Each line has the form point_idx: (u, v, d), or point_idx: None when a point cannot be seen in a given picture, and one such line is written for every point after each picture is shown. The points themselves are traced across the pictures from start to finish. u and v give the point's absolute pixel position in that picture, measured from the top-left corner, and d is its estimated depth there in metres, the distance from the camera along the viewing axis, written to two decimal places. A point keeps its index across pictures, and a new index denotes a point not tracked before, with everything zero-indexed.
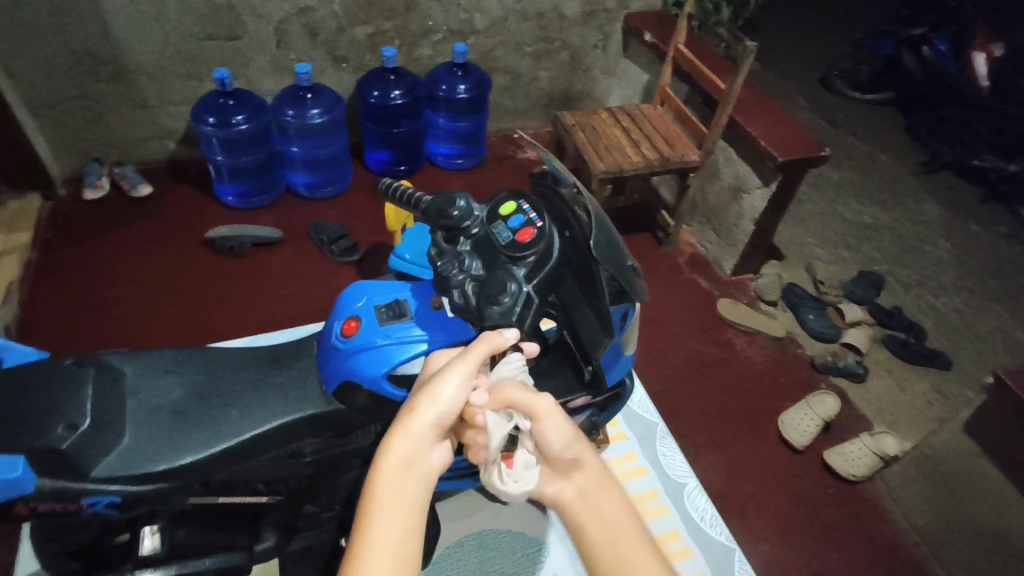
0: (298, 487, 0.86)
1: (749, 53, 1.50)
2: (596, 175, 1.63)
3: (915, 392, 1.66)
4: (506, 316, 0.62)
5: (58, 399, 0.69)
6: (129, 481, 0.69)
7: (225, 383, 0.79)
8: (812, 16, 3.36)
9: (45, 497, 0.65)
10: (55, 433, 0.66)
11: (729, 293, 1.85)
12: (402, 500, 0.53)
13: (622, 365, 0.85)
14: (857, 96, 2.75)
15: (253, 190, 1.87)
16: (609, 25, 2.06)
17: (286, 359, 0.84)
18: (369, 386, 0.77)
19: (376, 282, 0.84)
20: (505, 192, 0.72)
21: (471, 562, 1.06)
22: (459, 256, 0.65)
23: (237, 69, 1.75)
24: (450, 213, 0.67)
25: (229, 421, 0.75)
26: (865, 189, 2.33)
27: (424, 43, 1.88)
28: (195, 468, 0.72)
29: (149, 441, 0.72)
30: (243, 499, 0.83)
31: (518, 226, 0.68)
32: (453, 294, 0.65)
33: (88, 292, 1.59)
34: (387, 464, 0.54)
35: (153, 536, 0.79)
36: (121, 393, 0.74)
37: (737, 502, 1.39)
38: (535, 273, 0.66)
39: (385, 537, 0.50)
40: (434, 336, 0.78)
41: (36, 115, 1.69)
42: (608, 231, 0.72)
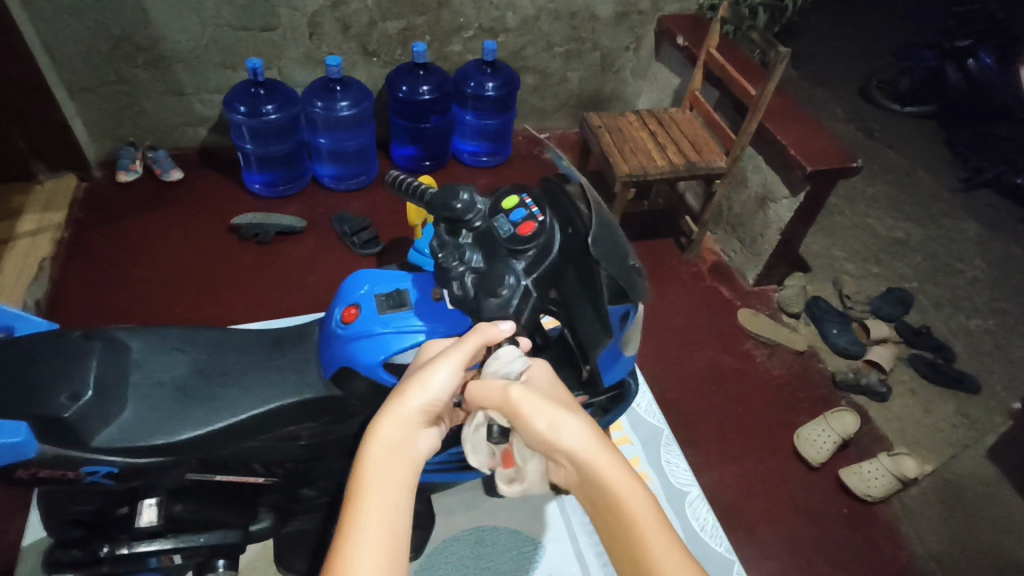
0: (294, 470, 0.88)
1: (783, 58, 1.47)
2: (619, 177, 1.61)
3: (940, 414, 1.60)
4: (504, 308, 0.64)
5: (63, 367, 0.69)
6: (128, 453, 0.70)
7: (227, 362, 0.81)
8: (855, 25, 3.28)
9: (47, 463, 0.66)
10: (58, 401, 0.66)
11: (751, 304, 1.82)
12: (391, 481, 0.53)
13: (621, 366, 0.84)
14: (896, 109, 2.67)
15: (280, 178, 1.90)
16: (642, 28, 2.04)
17: (288, 345, 0.86)
18: (366, 373, 0.79)
19: (378, 271, 0.85)
20: (509, 185, 0.71)
21: (466, 557, 1.06)
22: (460, 248, 0.66)
23: (270, 60, 1.78)
24: (452, 205, 0.66)
25: (229, 400, 0.76)
26: (900, 204, 2.26)
27: (455, 40, 1.88)
28: (193, 445, 0.73)
29: (148, 416, 0.73)
30: (240, 479, 0.84)
31: (519, 220, 0.67)
32: (453, 285, 0.65)
33: (115, 271, 1.63)
34: (376, 447, 0.54)
35: (151, 510, 0.79)
36: (125, 367, 0.75)
37: (747, 516, 1.36)
38: (534, 267, 0.66)
39: (374, 516, 0.51)
40: (432, 328, 0.79)
41: (76, 98, 1.74)
42: (612, 227, 0.70)
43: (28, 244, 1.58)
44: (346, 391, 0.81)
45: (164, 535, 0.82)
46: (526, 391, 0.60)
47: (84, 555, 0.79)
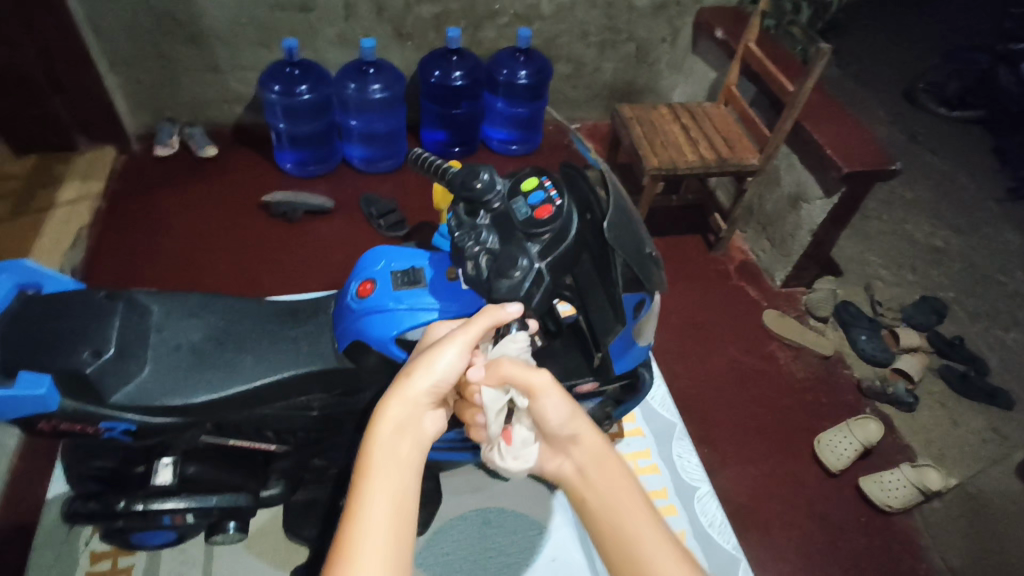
0: (305, 440, 0.89)
1: (823, 55, 1.43)
2: (647, 171, 1.59)
3: (969, 428, 1.56)
4: (515, 291, 0.64)
5: (87, 326, 0.71)
6: (144, 411, 0.72)
7: (243, 330, 0.82)
8: (903, 24, 3.17)
9: (67, 417, 0.68)
10: (80, 357, 0.69)
11: (777, 305, 1.78)
12: (399, 461, 0.53)
13: (632, 355, 0.83)
14: (942, 112, 2.58)
15: (311, 158, 1.92)
16: (680, 19, 2.00)
17: (303, 315, 0.87)
18: (377, 347, 0.79)
19: (395, 248, 0.86)
20: (529, 168, 0.72)
21: (472, 537, 1.06)
22: (476, 228, 0.66)
23: (305, 40, 1.80)
24: (472, 185, 0.66)
25: (243, 367, 0.78)
26: (940, 211, 2.19)
27: (489, 26, 1.88)
28: (208, 407, 0.75)
29: (165, 377, 0.75)
30: (251, 445, 0.86)
31: (537, 203, 0.68)
32: (467, 265, 0.66)
33: (146, 241, 1.68)
34: (383, 427, 0.55)
35: (166, 469, 0.81)
36: (146, 328, 0.77)
37: (760, 518, 1.34)
38: (549, 250, 0.67)
39: (381, 496, 0.51)
40: (445, 306, 0.79)
41: (117, 72, 1.78)
42: (629, 216, 0.70)
43: (67, 212, 1.63)
44: (361, 365, 0.82)
45: (178, 494, 0.82)
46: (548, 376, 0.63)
47: (100, 509, 0.80)
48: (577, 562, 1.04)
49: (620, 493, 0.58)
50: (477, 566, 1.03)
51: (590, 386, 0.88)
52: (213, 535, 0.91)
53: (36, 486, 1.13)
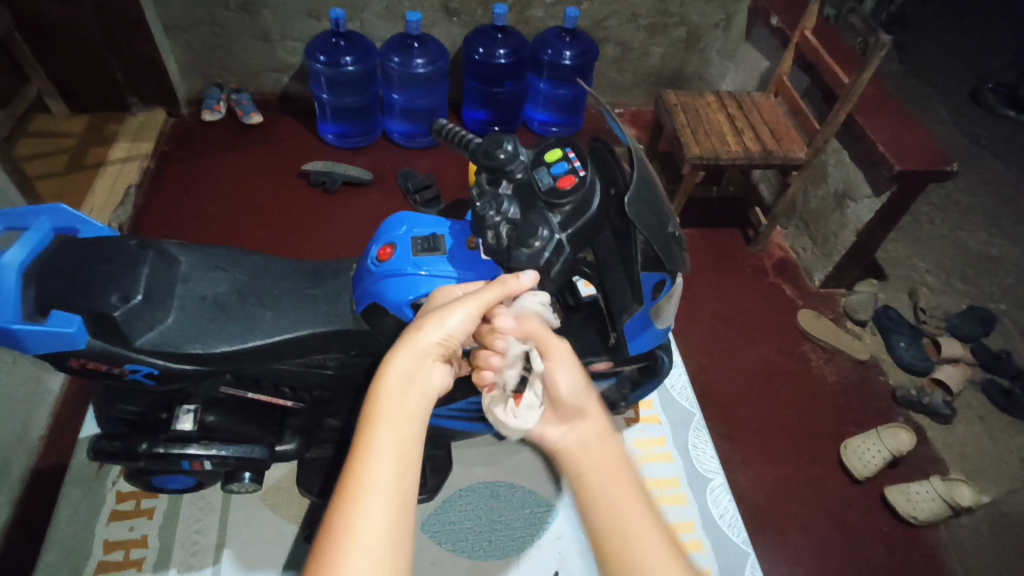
0: (320, 398, 0.94)
1: (882, 46, 1.36)
2: (688, 159, 1.55)
3: (1009, 446, 1.49)
4: (534, 260, 0.65)
5: (119, 272, 0.74)
6: (168, 357, 0.75)
7: (265, 288, 0.84)
8: (976, 20, 3.01)
9: (94, 356, 0.71)
10: (108, 302, 0.71)
11: (814, 305, 1.73)
12: (405, 410, 0.54)
13: (649, 336, 0.79)
14: (1010, 115, 2.45)
15: (352, 130, 1.94)
16: (735, 5, 1.94)
17: (326, 277, 0.89)
18: (393, 311, 0.80)
19: (416, 215, 0.87)
20: (554, 139, 0.72)
21: (480, 508, 1.07)
22: (498, 198, 0.66)
23: (353, 12, 1.81)
24: (495, 155, 0.68)
25: (264, 322, 0.80)
26: (999, 218, 2.09)
27: (537, 4, 1.85)
28: (228, 357, 0.77)
29: (190, 326, 0.77)
30: (269, 399, 0.90)
31: (560, 173, 0.68)
32: (487, 235, 0.66)
33: (189, 202, 1.73)
34: (391, 375, 0.55)
35: (188, 416, 0.84)
36: (173, 278, 0.79)
37: (778, 519, 1.32)
38: (570, 223, 0.67)
39: (389, 439, 0.51)
40: (462, 275, 0.81)
41: (171, 36, 1.83)
42: (655, 189, 0.68)
43: (118, 169, 1.70)
44: (378, 328, 0.82)
45: (198, 441, 0.85)
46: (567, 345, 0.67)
47: (123, 449, 0.84)
48: (582, 541, 1.04)
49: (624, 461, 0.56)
50: (483, 537, 1.04)
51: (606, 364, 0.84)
52: (228, 484, 0.92)
53: (74, 429, 1.19)
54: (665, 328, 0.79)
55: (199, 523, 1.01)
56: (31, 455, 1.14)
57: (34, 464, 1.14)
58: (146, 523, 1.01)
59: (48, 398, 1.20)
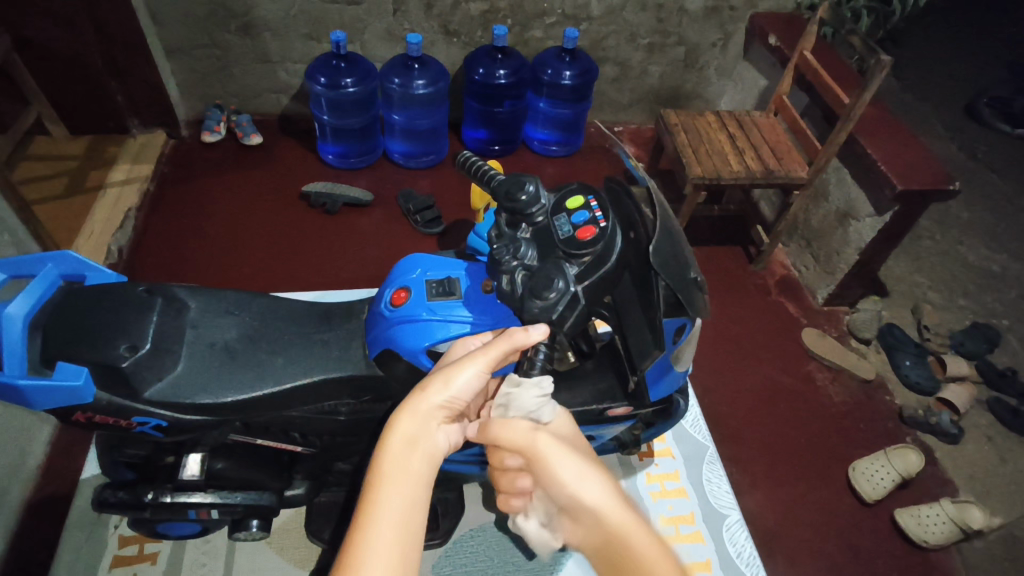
0: (331, 443, 0.91)
1: (883, 67, 1.36)
2: (690, 179, 1.55)
3: (1018, 465, 1.48)
4: (547, 312, 0.63)
5: (127, 320, 0.73)
6: (175, 409, 0.73)
7: (275, 333, 0.83)
8: (969, 36, 3.04)
9: (102, 409, 0.70)
10: (116, 352, 0.70)
11: (818, 324, 1.73)
12: (408, 472, 0.56)
13: (668, 382, 0.79)
14: (1006, 130, 2.47)
15: (352, 151, 1.94)
16: (732, 24, 1.95)
17: (337, 319, 0.88)
18: (408, 357, 0.79)
19: (430, 257, 0.86)
20: (576, 185, 0.72)
21: (491, 550, 1.06)
22: (516, 242, 0.66)
23: (354, 33, 1.81)
24: (517, 197, 0.68)
25: (274, 368, 0.79)
26: (998, 233, 2.09)
27: (537, 25, 1.86)
28: (236, 406, 0.76)
29: (199, 374, 0.76)
30: (279, 445, 0.87)
31: (580, 222, 0.68)
32: (503, 279, 0.66)
33: (191, 227, 1.71)
34: (394, 439, 0.58)
35: (196, 464, 0.82)
36: (182, 324, 0.78)
37: (788, 544, 1.30)
38: (588, 273, 0.66)
39: (390, 508, 0.53)
40: (479, 320, 0.80)
41: (172, 59, 1.83)
42: (676, 237, 0.68)
43: (116, 193, 1.69)
44: (388, 372, 0.82)
45: (204, 489, 0.84)
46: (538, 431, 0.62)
47: (129, 499, 0.82)
48: None
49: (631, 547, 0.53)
50: None
51: (621, 411, 0.87)
52: (236, 531, 0.91)
53: (74, 458, 1.17)
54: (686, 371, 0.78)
55: (203, 568, 0.99)
56: (28, 487, 1.11)
57: (33, 496, 1.11)
58: (149, 569, 0.99)
59: (46, 429, 1.18)
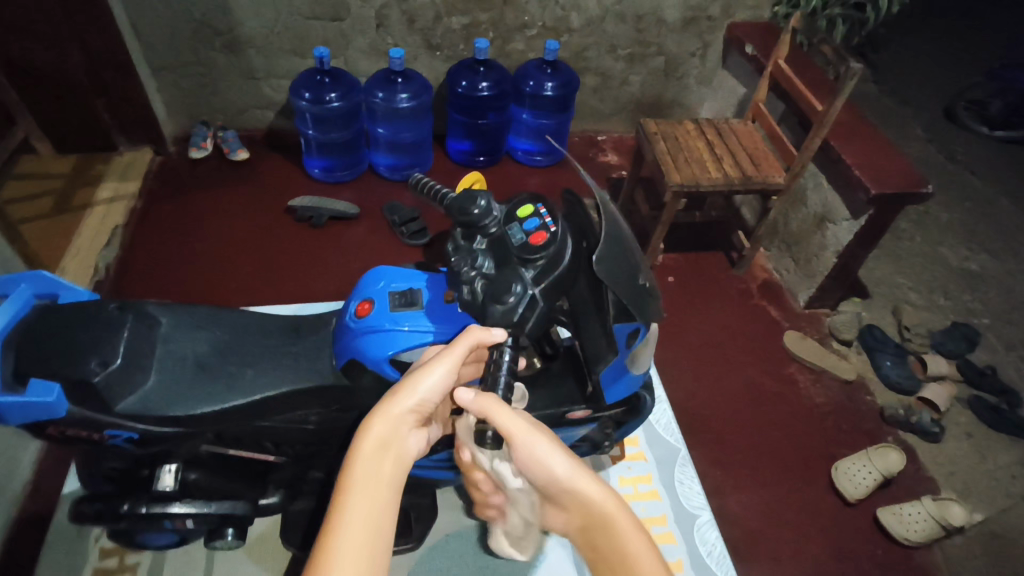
0: (301, 452, 0.92)
1: (854, 74, 1.40)
2: (669, 187, 1.58)
3: (998, 462, 1.51)
4: (507, 316, 0.64)
5: (100, 337, 0.74)
6: (148, 422, 0.75)
7: (247, 347, 0.85)
8: (947, 40, 3.10)
9: (74, 423, 0.71)
10: (88, 367, 0.71)
11: (800, 327, 1.75)
12: (378, 475, 0.58)
13: (626, 384, 0.83)
14: (984, 131, 2.51)
15: (338, 165, 1.96)
16: (711, 34, 1.99)
17: (305, 332, 0.91)
18: (372, 367, 0.81)
19: (395, 268, 0.89)
20: (525, 194, 0.72)
21: (465, 555, 1.07)
22: (473, 253, 0.68)
23: (337, 49, 1.84)
24: (469, 211, 0.68)
25: (245, 379, 0.81)
26: (978, 234, 2.13)
27: (517, 38, 1.89)
28: (210, 418, 0.77)
29: (170, 387, 0.77)
30: (251, 455, 0.90)
31: (532, 229, 0.68)
32: (462, 289, 0.67)
33: (178, 241, 1.73)
34: (366, 443, 0.60)
35: (171, 474, 0.83)
36: (153, 338, 0.79)
37: (772, 545, 1.32)
38: (543, 276, 0.67)
39: (360, 508, 0.55)
40: (440, 329, 0.82)
41: (157, 77, 1.85)
42: (626, 241, 0.69)
43: (104, 211, 1.70)
44: (365, 383, 0.84)
45: (181, 498, 0.84)
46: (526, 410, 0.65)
47: (106, 509, 0.83)
48: None
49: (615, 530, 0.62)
50: None
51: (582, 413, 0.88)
52: (212, 540, 0.92)
53: (60, 474, 1.17)
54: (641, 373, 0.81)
55: None
56: None
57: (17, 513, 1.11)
58: None
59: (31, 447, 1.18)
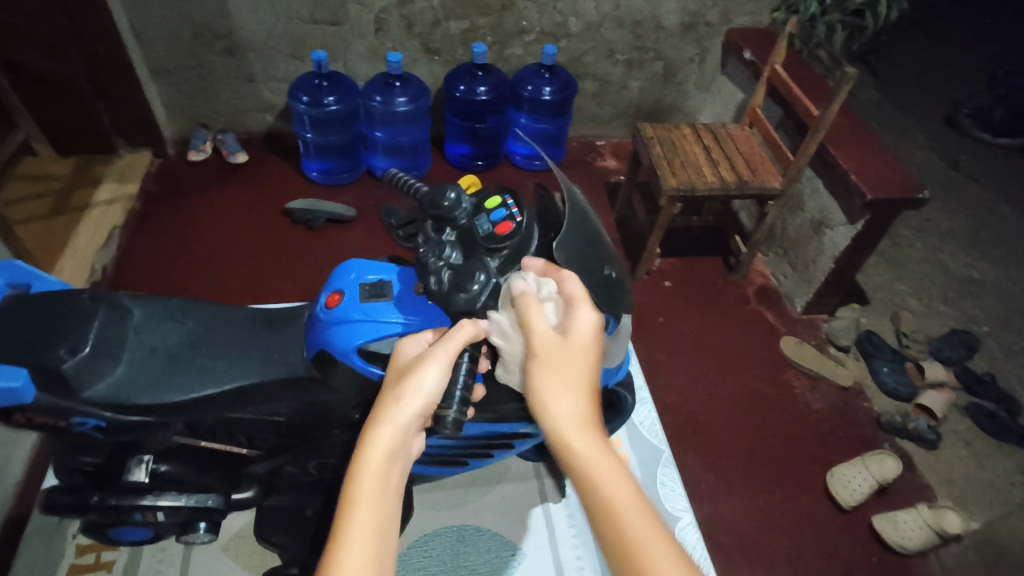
0: (276, 446, 0.91)
1: (849, 79, 1.39)
2: (664, 191, 1.58)
3: (996, 470, 1.49)
4: (471, 303, 0.67)
5: (69, 325, 0.74)
6: (116, 410, 0.75)
7: (218, 338, 0.86)
8: (949, 48, 3.09)
9: (41, 409, 0.71)
10: (56, 354, 0.71)
11: (797, 332, 1.74)
12: (386, 486, 0.58)
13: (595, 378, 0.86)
14: (987, 139, 2.50)
15: (337, 167, 1.97)
16: (709, 39, 1.99)
17: (279, 324, 0.91)
18: (341, 358, 0.82)
19: (368, 261, 0.88)
20: (494, 186, 0.75)
21: (444, 554, 1.07)
22: (440, 245, 0.71)
23: (336, 53, 1.84)
24: (440, 204, 0.70)
25: (214, 371, 0.82)
26: (979, 241, 2.11)
27: (516, 43, 1.90)
28: (180, 407, 0.78)
29: (139, 377, 0.78)
30: (224, 448, 0.88)
31: (498, 220, 0.71)
32: (429, 279, 0.70)
33: (172, 240, 1.74)
34: (373, 453, 0.59)
35: (144, 467, 0.82)
36: (125, 329, 0.80)
37: (765, 551, 1.30)
38: (509, 265, 0.71)
39: (366, 520, 0.56)
40: (408, 321, 0.81)
41: (157, 80, 1.86)
42: (593, 232, 0.72)
43: (102, 212, 1.71)
44: (345, 378, 0.84)
45: (151, 491, 0.84)
46: (585, 347, 0.65)
47: (74, 501, 0.84)
48: None
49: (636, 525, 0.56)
50: None
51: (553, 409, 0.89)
52: (184, 534, 0.91)
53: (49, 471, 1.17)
54: (615, 367, 0.85)
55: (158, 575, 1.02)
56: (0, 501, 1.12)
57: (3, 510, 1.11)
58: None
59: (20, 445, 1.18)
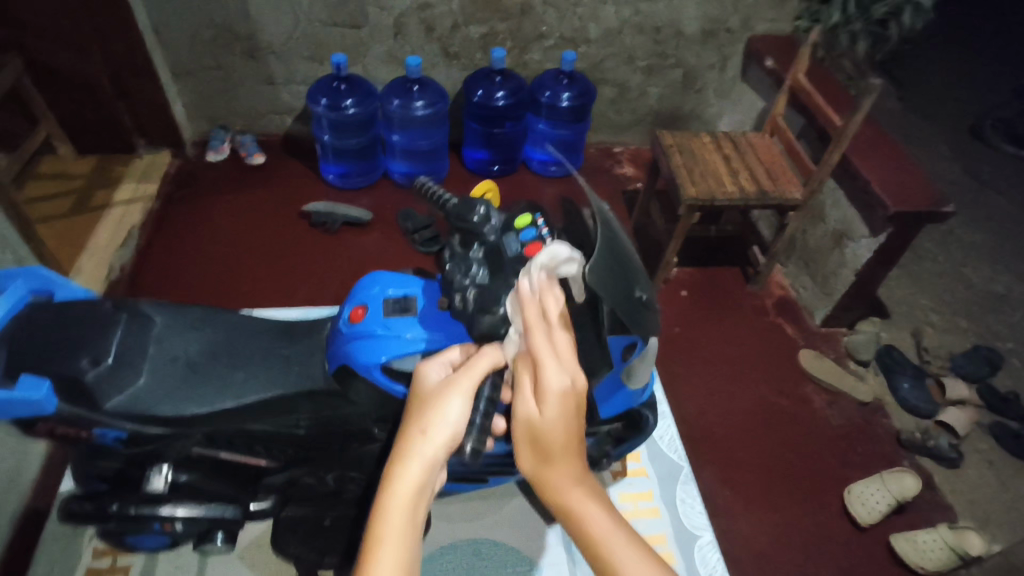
0: (294, 456, 0.92)
1: (873, 90, 1.37)
2: (684, 201, 1.56)
3: (1020, 491, 1.45)
4: (495, 327, 0.71)
5: (91, 335, 0.75)
6: (137, 420, 0.75)
7: (237, 346, 0.86)
8: (972, 57, 3.05)
9: (60, 420, 0.72)
10: (78, 364, 0.73)
11: (816, 345, 1.71)
12: (412, 522, 0.57)
13: (622, 398, 0.87)
14: (1011, 151, 2.46)
15: (355, 170, 1.97)
16: (730, 47, 1.97)
17: (299, 335, 0.92)
18: (363, 372, 0.81)
19: (390, 274, 0.89)
20: (525, 204, 0.76)
21: (459, 568, 1.06)
22: (467, 262, 0.74)
23: (356, 56, 1.85)
24: (467, 219, 0.73)
25: (235, 382, 0.81)
26: (1004, 256, 2.07)
27: (535, 48, 1.89)
28: (196, 420, 0.78)
29: (159, 388, 0.78)
30: (243, 459, 0.88)
31: (528, 239, 0.71)
32: (456, 296, 0.74)
33: (191, 243, 1.74)
34: (399, 492, 0.58)
35: (164, 476, 0.81)
36: (146, 339, 0.80)
37: (781, 569, 1.28)
38: None
39: (393, 560, 0.55)
40: (433, 336, 0.82)
41: (178, 81, 1.88)
42: (622, 253, 0.70)
43: (121, 211, 1.72)
44: (363, 389, 0.84)
45: (171, 500, 0.83)
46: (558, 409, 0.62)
47: (95, 510, 0.83)
48: None
49: (617, 556, 0.60)
50: None
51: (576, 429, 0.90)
52: (201, 545, 0.89)
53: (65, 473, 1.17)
54: (637, 390, 0.86)
55: None
56: None
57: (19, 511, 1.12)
58: None
59: None
